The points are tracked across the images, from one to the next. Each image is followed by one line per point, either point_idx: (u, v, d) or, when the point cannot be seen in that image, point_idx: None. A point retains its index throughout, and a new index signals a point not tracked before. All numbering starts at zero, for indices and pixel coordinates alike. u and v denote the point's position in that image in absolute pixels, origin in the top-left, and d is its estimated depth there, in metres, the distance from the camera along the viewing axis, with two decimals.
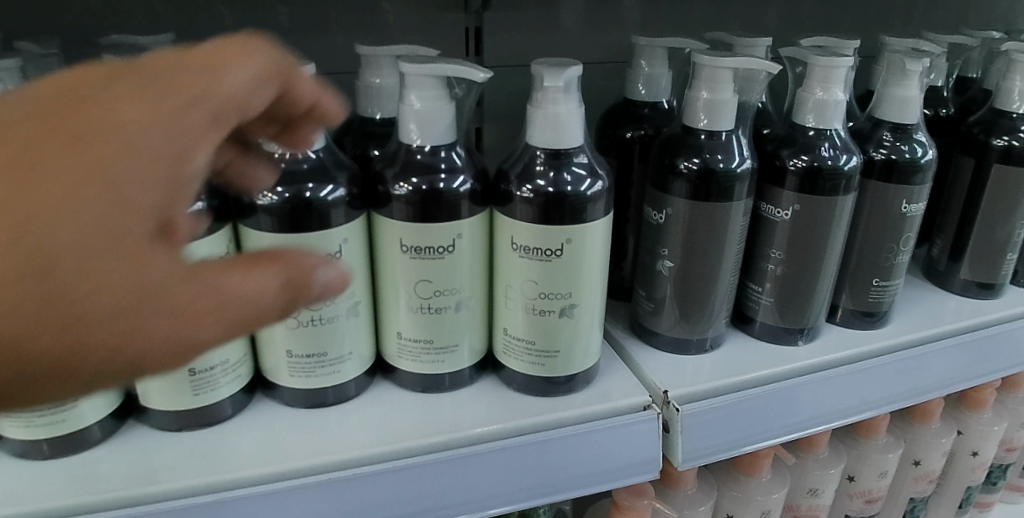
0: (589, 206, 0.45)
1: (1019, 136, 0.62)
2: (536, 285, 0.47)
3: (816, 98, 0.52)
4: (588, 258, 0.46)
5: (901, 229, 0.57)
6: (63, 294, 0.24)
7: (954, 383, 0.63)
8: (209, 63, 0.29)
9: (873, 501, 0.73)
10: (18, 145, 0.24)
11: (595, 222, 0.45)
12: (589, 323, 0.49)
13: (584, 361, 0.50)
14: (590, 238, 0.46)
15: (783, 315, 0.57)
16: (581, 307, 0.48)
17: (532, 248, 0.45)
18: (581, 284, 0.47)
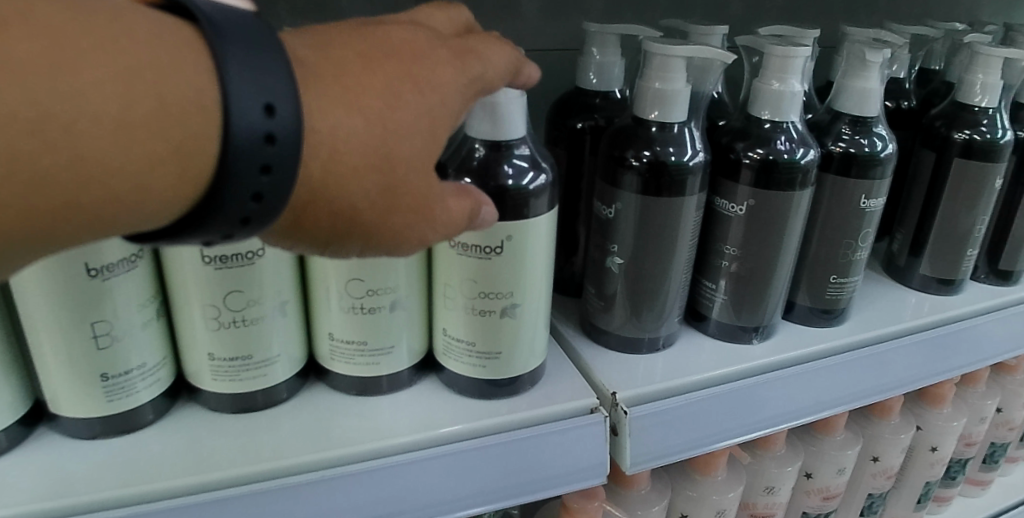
0: (531, 202, 0.42)
1: (981, 130, 0.61)
2: (477, 284, 0.44)
3: (773, 90, 0.50)
4: (530, 256, 0.44)
5: (859, 225, 0.55)
6: (394, 187, 0.31)
7: (913, 382, 0.62)
8: (486, 39, 0.35)
9: (830, 498, 0.72)
10: (383, 73, 0.30)
11: (538, 218, 0.43)
12: (532, 323, 0.47)
13: (528, 362, 0.48)
14: (533, 235, 0.43)
15: (738, 313, 0.55)
16: (524, 307, 0.46)
17: (470, 245, 0.43)
18: (524, 283, 0.45)
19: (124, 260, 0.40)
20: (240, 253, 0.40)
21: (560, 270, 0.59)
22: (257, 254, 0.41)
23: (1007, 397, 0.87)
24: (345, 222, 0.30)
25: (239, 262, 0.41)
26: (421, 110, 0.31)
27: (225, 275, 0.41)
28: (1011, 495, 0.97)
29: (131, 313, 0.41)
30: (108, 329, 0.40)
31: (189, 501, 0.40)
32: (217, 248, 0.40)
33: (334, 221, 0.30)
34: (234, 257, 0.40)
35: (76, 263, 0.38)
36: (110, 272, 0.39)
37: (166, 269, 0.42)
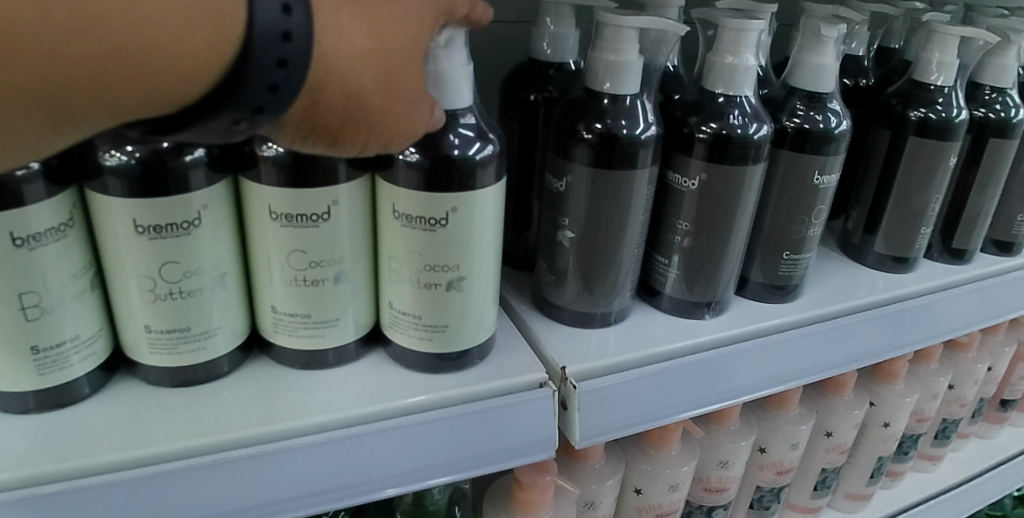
0: (475, 170, 0.41)
1: (936, 108, 0.62)
2: (422, 257, 0.44)
3: (726, 64, 0.50)
4: (476, 227, 0.43)
5: (813, 202, 0.55)
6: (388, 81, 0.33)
7: (864, 357, 0.63)
8: None
9: (784, 472, 0.73)
10: None
11: (485, 190, 0.42)
12: (480, 295, 0.46)
13: (477, 335, 0.48)
14: (477, 206, 0.42)
15: (691, 288, 0.55)
16: (470, 279, 0.45)
17: (414, 217, 0.42)
18: (471, 255, 0.44)
19: (54, 229, 0.38)
20: (176, 223, 0.39)
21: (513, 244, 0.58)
22: (194, 224, 0.40)
23: (959, 375, 0.89)
24: (350, 105, 0.32)
25: (175, 233, 0.39)
26: (413, 16, 0.35)
27: (161, 245, 0.39)
28: (961, 470, 0.99)
29: (62, 284, 0.39)
30: (38, 301, 0.38)
31: (132, 476, 0.39)
32: (150, 217, 0.39)
33: (339, 106, 0.32)
34: (168, 227, 0.39)
35: (10, 232, 0.36)
36: (38, 241, 0.37)
37: (99, 238, 0.40)
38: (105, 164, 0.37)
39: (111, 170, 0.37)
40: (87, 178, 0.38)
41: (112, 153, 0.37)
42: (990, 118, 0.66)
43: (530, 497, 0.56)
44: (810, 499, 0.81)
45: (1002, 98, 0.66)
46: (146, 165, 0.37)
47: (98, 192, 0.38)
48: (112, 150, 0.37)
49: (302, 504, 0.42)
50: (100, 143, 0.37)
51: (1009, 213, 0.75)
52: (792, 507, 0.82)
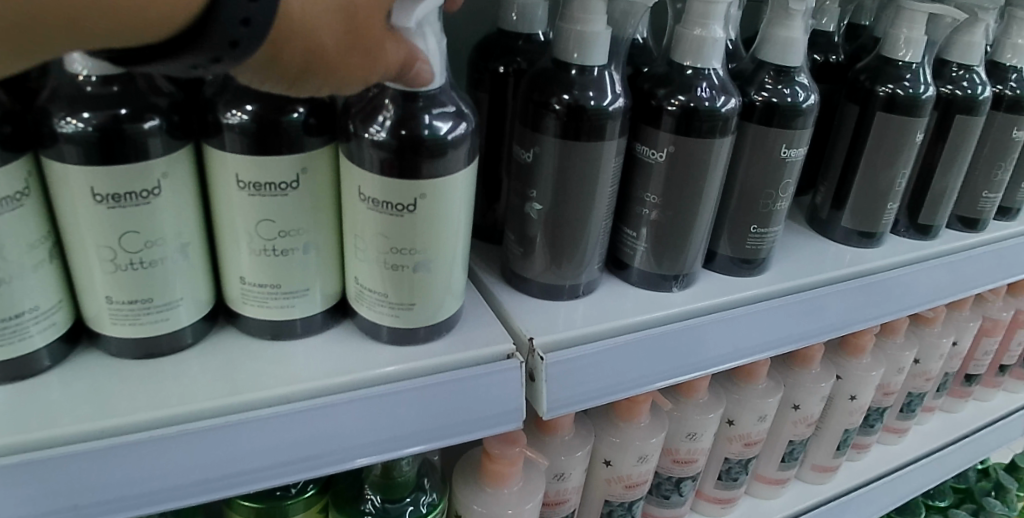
0: (442, 153, 0.41)
1: (903, 84, 0.62)
2: (387, 238, 0.43)
3: (694, 36, 0.50)
4: (440, 212, 0.43)
5: (780, 175, 0.56)
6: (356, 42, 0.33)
7: (830, 330, 0.64)
8: None
9: (751, 444, 0.74)
10: None
11: (453, 171, 0.42)
12: (444, 274, 0.46)
13: (444, 308, 0.48)
14: (444, 190, 0.42)
15: (659, 261, 0.56)
16: (433, 261, 0.44)
17: (380, 199, 0.42)
18: (435, 237, 0.43)
19: (10, 197, 0.37)
20: (134, 192, 0.39)
21: (483, 217, 0.58)
22: (153, 193, 0.39)
23: (924, 349, 0.91)
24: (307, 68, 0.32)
25: (133, 202, 0.39)
26: None
27: (119, 214, 0.39)
28: (926, 443, 1.02)
29: (19, 254, 0.38)
30: None
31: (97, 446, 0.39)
32: (108, 186, 0.38)
33: (300, 63, 0.32)
34: (128, 195, 0.39)
35: None
36: None
37: (57, 208, 0.40)
38: (61, 131, 0.37)
39: (67, 138, 0.37)
40: (44, 146, 0.38)
41: (68, 121, 0.36)
42: (956, 95, 0.67)
43: (500, 469, 0.56)
44: (777, 470, 0.83)
45: (969, 75, 0.67)
46: (103, 132, 0.37)
47: (54, 160, 0.38)
48: (67, 117, 0.36)
49: (270, 474, 0.42)
50: (55, 110, 0.37)
51: (974, 190, 0.76)
52: (760, 479, 0.84)
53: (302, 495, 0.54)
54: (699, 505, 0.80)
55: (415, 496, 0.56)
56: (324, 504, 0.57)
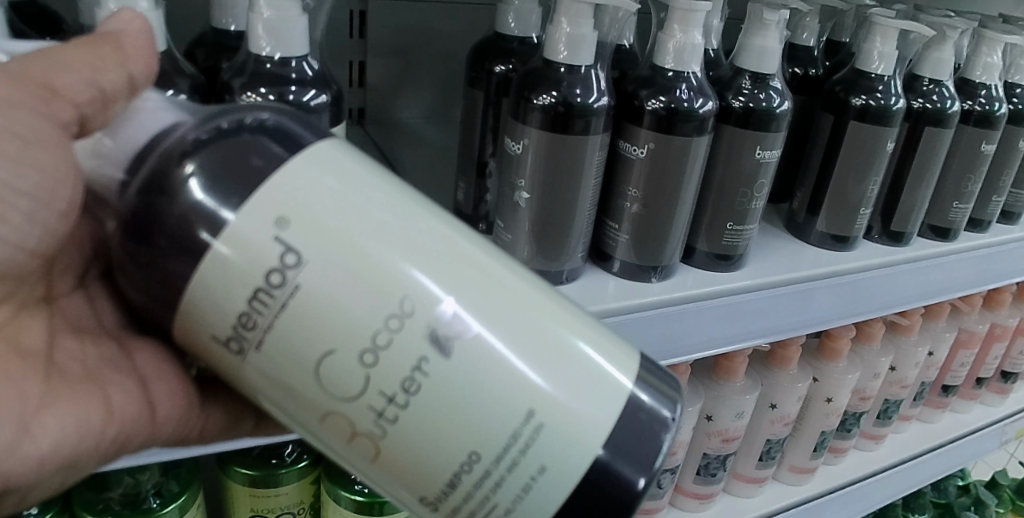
0: (260, 303, 0.29)
1: (876, 95, 0.66)
2: (283, 406, 0.32)
3: (676, 41, 0.54)
4: (347, 352, 0.29)
5: (756, 175, 0.59)
6: None
7: (812, 322, 0.69)
8: None
9: (729, 440, 0.80)
10: None
11: (199, 282, 0.30)
12: (439, 414, 0.30)
13: (560, 415, 0.31)
14: (357, 297, 0.29)
15: (640, 254, 0.59)
16: (438, 454, 0.30)
17: (228, 351, 0.31)
18: (401, 433, 0.30)
19: None
20: None
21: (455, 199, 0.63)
22: None
23: (900, 357, 0.94)
24: None
25: None
26: None
27: None
28: (903, 451, 1.04)
29: None
30: None
31: None
32: None
33: None
34: None
35: None
36: None
37: None
38: None
39: None
40: None
41: None
42: (926, 108, 0.71)
43: None
44: (756, 469, 0.86)
45: (939, 89, 0.71)
46: None
47: None
48: None
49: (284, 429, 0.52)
50: None
51: (944, 200, 0.79)
52: (739, 477, 0.87)
53: (295, 465, 0.58)
54: (678, 500, 0.84)
55: None
56: (316, 476, 0.60)
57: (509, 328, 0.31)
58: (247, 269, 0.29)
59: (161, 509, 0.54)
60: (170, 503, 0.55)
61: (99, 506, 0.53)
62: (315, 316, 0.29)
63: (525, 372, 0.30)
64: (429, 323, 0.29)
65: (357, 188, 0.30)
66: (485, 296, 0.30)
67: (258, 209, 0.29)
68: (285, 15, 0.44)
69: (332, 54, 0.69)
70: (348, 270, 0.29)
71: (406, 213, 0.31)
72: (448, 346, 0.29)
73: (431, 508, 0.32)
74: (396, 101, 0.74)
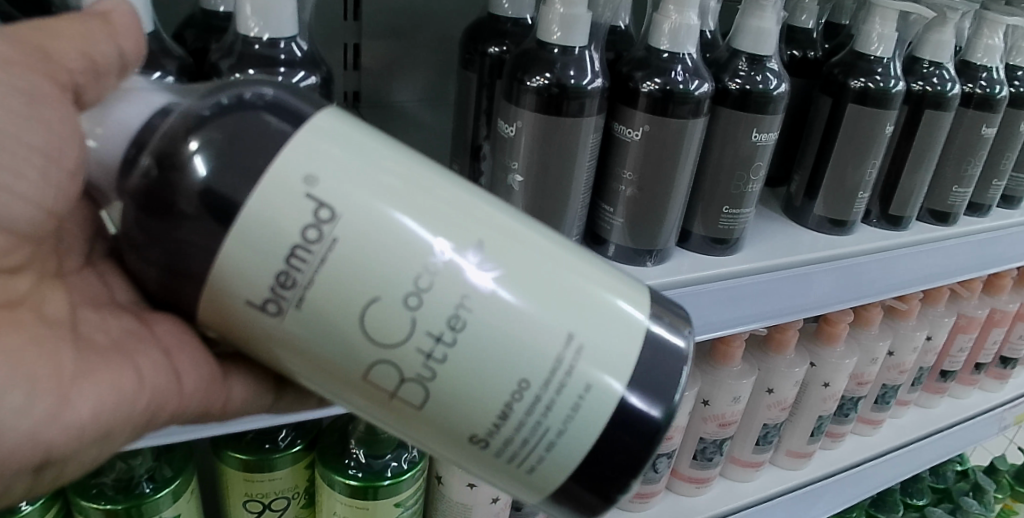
0: (298, 260, 0.30)
1: (874, 78, 0.66)
2: (325, 370, 0.32)
3: (671, 22, 0.53)
4: (390, 299, 0.30)
5: (752, 158, 0.59)
6: None
7: (815, 303, 0.69)
8: None
9: (725, 425, 0.79)
10: None
11: (234, 251, 0.30)
12: (484, 350, 0.31)
13: (596, 339, 0.32)
14: (395, 244, 0.30)
15: (635, 238, 0.58)
16: (487, 386, 0.31)
17: (265, 317, 0.31)
18: (451, 370, 0.31)
19: None
20: None
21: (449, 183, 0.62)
22: None
23: (898, 342, 0.94)
24: None
25: None
26: None
27: None
28: (901, 436, 1.04)
29: None
30: None
31: None
32: None
33: None
34: None
35: None
36: None
37: None
38: None
39: None
40: None
41: None
42: (926, 91, 0.70)
43: None
44: (751, 454, 0.87)
45: (939, 71, 0.70)
46: None
47: None
48: None
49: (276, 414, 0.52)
50: None
51: (944, 184, 0.79)
52: (734, 461, 0.88)
53: (289, 450, 0.58)
54: (675, 485, 0.85)
55: (397, 453, 0.58)
56: (311, 460, 0.61)
57: (536, 264, 0.32)
58: (282, 228, 0.30)
59: (154, 495, 0.54)
60: (165, 487, 0.55)
61: (92, 490, 0.53)
62: (355, 267, 0.30)
63: (560, 304, 0.32)
64: (460, 263, 0.31)
65: (374, 150, 0.32)
66: (508, 235, 0.32)
67: (284, 172, 0.30)
68: None
69: (325, 36, 0.68)
70: (382, 217, 0.30)
71: (418, 170, 0.32)
72: (486, 280, 0.31)
73: (483, 445, 0.33)
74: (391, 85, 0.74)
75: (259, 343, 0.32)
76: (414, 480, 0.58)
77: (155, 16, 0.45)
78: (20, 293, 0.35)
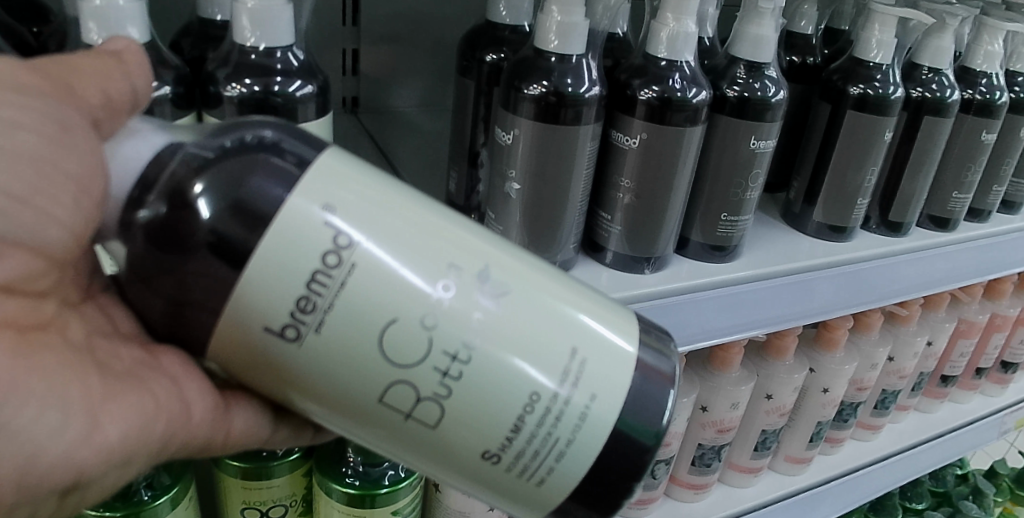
0: (319, 285, 0.30)
1: (874, 84, 0.65)
2: (337, 395, 0.33)
3: (669, 29, 0.53)
4: (411, 320, 0.31)
5: (751, 166, 0.59)
6: None
7: (820, 314, 0.70)
8: None
9: (724, 431, 0.79)
10: None
11: (253, 281, 0.30)
12: (500, 367, 0.32)
13: (597, 352, 0.34)
14: (412, 266, 0.31)
15: (632, 245, 0.58)
16: (500, 401, 0.32)
17: (281, 343, 0.31)
18: (468, 388, 0.32)
19: None
20: None
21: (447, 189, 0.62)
22: None
23: (899, 347, 0.94)
24: None
25: None
26: None
27: None
28: (901, 441, 1.04)
29: None
30: None
31: None
32: None
33: None
34: None
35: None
36: None
37: None
38: None
39: None
40: None
41: None
42: (926, 97, 0.70)
43: None
44: (750, 460, 0.86)
45: (939, 78, 0.70)
46: None
47: None
48: None
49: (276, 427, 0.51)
50: None
51: (944, 190, 0.78)
52: (733, 467, 0.87)
53: (286, 458, 0.58)
54: (674, 491, 0.84)
55: (395, 460, 0.58)
56: (308, 467, 0.60)
57: (540, 282, 0.34)
58: (302, 253, 0.30)
59: (152, 502, 0.54)
60: (163, 494, 0.55)
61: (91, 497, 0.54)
62: (376, 289, 0.31)
63: (567, 321, 0.33)
64: (474, 284, 0.32)
65: (377, 183, 0.32)
66: (510, 256, 0.34)
67: (307, 195, 0.30)
68: (269, 5, 0.43)
69: (324, 42, 0.68)
70: (398, 243, 0.31)
71: (421, 201, 0.33)
72: (498, 299, 0.32)
73: (495, 461, 0.34)
74: (389, 90, 0.74)
75: (271, 369, 0.33)
76: (412, 487, 0.58)
77: (151, 26, 0.45)
78: (44, 318, 0.35)
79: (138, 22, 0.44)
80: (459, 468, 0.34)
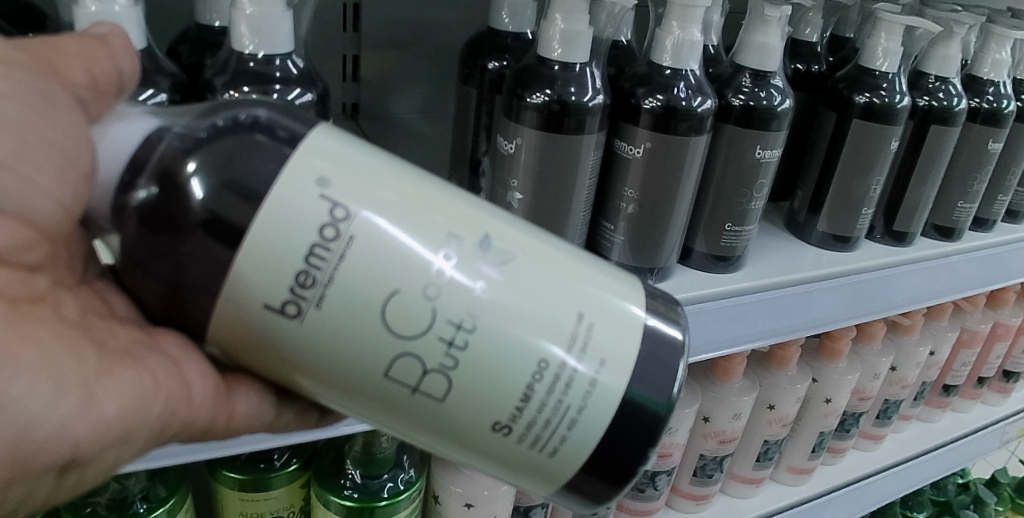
0: (318, 257, 0.29)
1: (879, 93, 0.65)
2: (340, 370, 0.31)
3: (674, 37, 0.52)
4: (412, 289, 0.30)
5: (756, 176, 0.58)
6: None
7: (826, 319, 0.69)
8: None
9: (726, 441, 0.78)
10: None
11: (250, 266, 0.29)
12: (506, 335, 0.31)
13: (604, 319, 0.33)
14: (411, 236, 0.30)
15: (635, 255, 0.57)
16: (508, 370, 0.31)
17: (282, 320, 0.30)
18: (474, 356, 0.31)
19: None
20: None
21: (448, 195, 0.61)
22: None
23: (901, 357, 0.93)
24: None
25: None
26: None
27: None
28: (903, 451, 1.03)
29: None
30: None
31: None
32: None
33: None
34: None
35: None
36: None
37: None
38: None
39: None
40: None
41: None
42: (933, 105, 0.69)
43: None
44: (752, 470, 0.86)
45: (945, 86, 0.69)
46: None
47: None
48: None
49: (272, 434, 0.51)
50: None
51: (949, 200, 0.78)
52: (735, 478, 0.87)
53: (284, 469, 0.57)
54: (675, 502, 0.84)
55: (394, 473, 0.57)
56: (306, 479, 0.60)
57: (542, 250, 0.33)
58: (300, 228, 0.29)
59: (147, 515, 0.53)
60: (158, 506, 0.54)
61: (85, 509, 0.53)
62: (376, 260, 0.30)
63: (571, 288, 0.32)
64: (475, 252, 0.31)
65: (374, 163, 0.32)
66: (510, 224, 0.33)
67: (297, 194, 0.29)
68: (267, 12, 0.42)
69: (324, 48, 0.67)
70: (397, 215, 0.30)
71: (418, 174, 0.33)
72: (501, 266, 0.31)
73: (505, 432, 0.33)
74: (390, 96, 0.73)
75: (271, 350, 0.32)
76: (411, 500, 0.57)
77: (147, 31, 0.45)
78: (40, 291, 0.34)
79: (134, 27, 0.43)
80: (468, 442, 0.33)
